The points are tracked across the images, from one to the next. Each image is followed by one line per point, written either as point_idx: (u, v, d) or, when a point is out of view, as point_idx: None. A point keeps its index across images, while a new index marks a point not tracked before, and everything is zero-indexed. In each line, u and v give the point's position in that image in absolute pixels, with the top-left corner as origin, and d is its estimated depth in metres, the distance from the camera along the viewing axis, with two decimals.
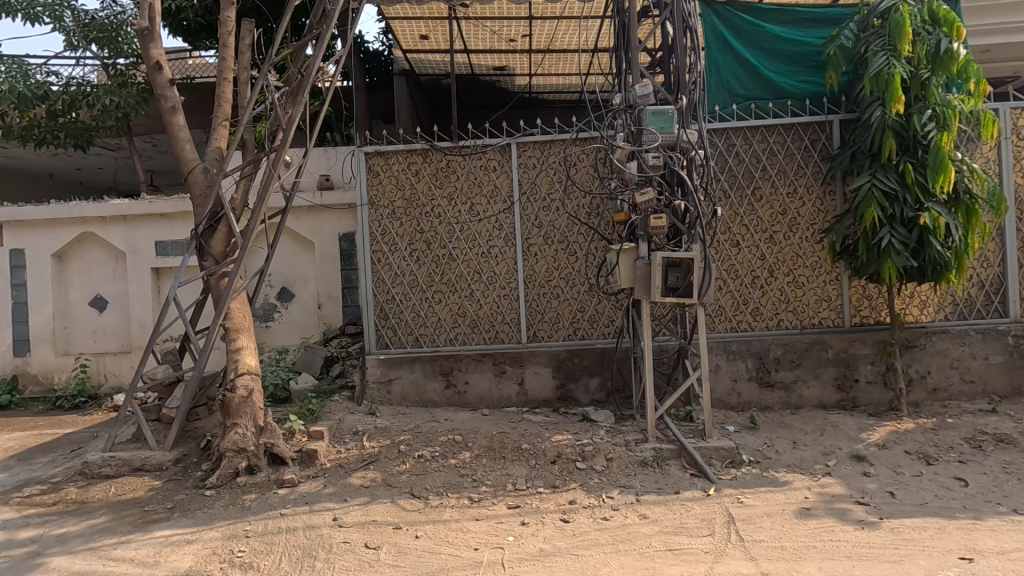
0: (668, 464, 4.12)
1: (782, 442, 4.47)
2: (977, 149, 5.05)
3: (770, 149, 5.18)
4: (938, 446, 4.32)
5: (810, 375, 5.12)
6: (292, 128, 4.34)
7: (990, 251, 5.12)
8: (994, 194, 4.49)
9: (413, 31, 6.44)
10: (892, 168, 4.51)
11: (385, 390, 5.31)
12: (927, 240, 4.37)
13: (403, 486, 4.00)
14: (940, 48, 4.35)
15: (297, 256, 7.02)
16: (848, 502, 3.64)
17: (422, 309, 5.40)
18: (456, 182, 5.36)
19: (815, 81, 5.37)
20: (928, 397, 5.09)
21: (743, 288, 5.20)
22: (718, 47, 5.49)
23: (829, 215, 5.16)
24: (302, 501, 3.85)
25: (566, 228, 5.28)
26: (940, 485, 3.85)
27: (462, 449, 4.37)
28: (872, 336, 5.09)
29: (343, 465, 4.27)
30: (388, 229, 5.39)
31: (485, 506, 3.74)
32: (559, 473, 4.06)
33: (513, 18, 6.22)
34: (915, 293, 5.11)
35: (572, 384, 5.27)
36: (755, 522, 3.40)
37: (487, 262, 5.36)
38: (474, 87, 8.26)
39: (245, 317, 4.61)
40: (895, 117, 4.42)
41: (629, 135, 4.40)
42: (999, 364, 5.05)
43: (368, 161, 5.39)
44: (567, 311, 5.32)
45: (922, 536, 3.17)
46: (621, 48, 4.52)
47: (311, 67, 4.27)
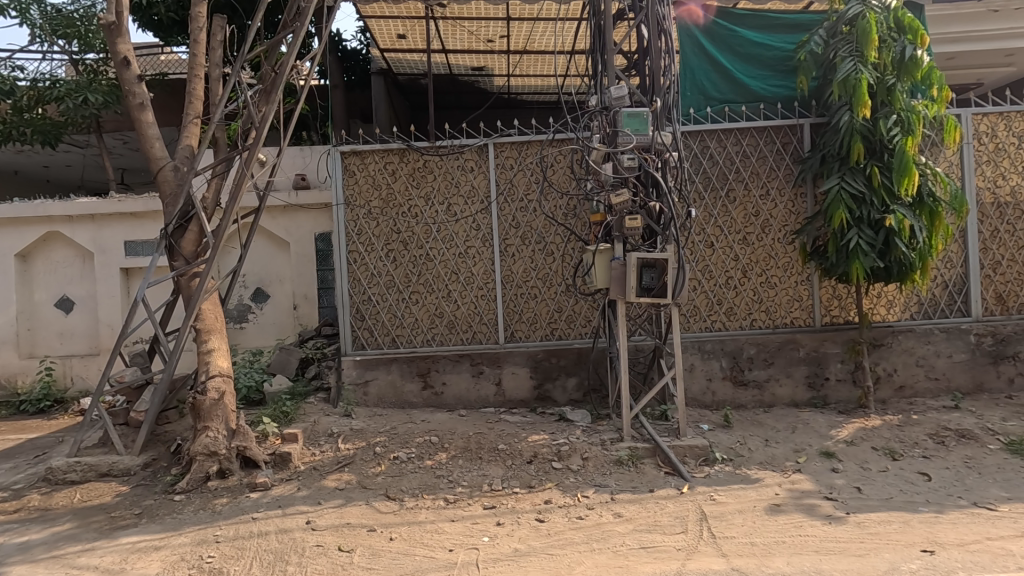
0: (643, 463, 4.17)
1: (755, 439, 4.55)
2: (941, 153, 5.21)
3: (743, 151, 5.26)
4: (904, 442, 4.44)
5: (782, 373, 5.22)
6: (266, 127, 4.28)
7: (953, 252, 5.28)
8: (956, 197, 4.63)
9: (391, 30, 6.41)
10: (859, 171, 4.62)
11: (362, 392, 5.26)
12: (893, 241, 4.49)
13: (378, 488, 3.97)
14: (905, 55, 4.47)
15: (272, 256, 6.92)
16: (817, 497, 3.72)
17: (398, 310, 5.37)
18: (433, 181, 5.34)
19: (787, 85, 5.47)
20: (895, 394, 5.22)
21: (717, 288, 5.28)
22: (692, 50, 5.58)
23: (801, 216, 5.26)
24: (275, 504, 3.79)
25: (543, 229, 5.30)
26: (905, 480, 3.95)
27: (438, 450, 4.35)
28: (841, 336, 5.21)
29: (317, 467, 4.22)
30: (364, 229, 5.35)
31: (460, 507, 3.73)
32: (535, 473, 4.08)
33: (491, 19, 6.22)
34: (883, 293, 5.25)
35: (549, 384, 5.29)
36: (727, 519, 3.45)
37: (464, 262, 5.35)
38: (453, 87, 8.25)
39: (217, 319, 4.51)
40: (862, 121, 4.54)
41: (605, 136, 4.43)
42: (961, 362, 5.21)
43: (344, 160, 5.34)
44: (545, 312, 5.34)
45: (886, 530, 3.26)
46: (596, 51, 4.56)
47: (285, 65, 4.21)
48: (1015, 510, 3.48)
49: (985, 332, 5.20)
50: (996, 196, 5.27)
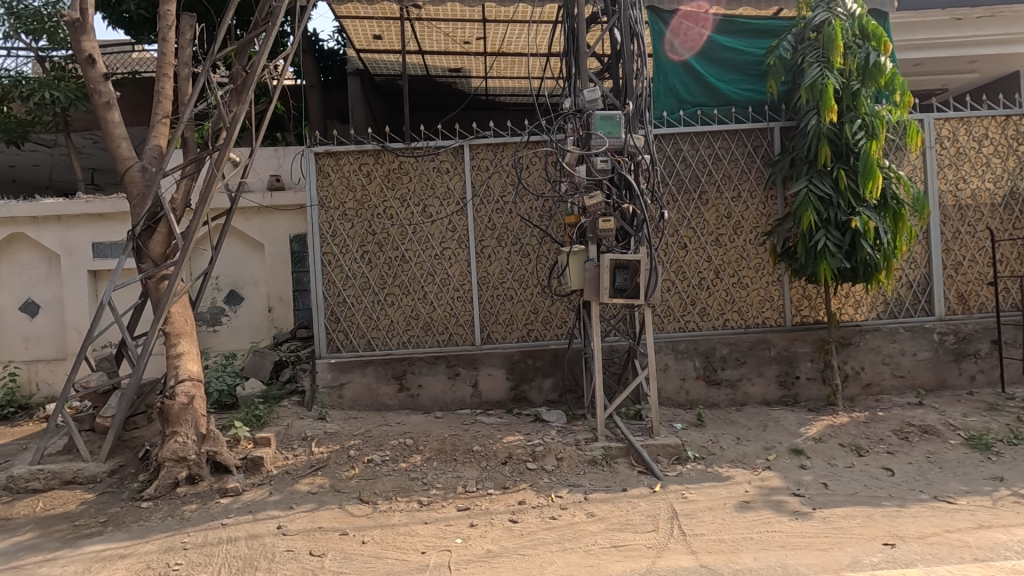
0: (617, 462, 4.21)
1: (727, 438, 4.61)
2: (904, 157, 5.36)
3: (715, 154, 5.35)
4: (869, 438, 4.56)
5: (753, 373, 5.31)
6: (237, 128, 4.21)
7: (917, 254, 5.43)
8: (918, 200, 4.77)
9: (366, 31, 6.37)
10: (827, 174, 4.73)
11: (337, 394, 5.22)
12: (859, 242, 4.61)
13: (351, 491, 3.94)
14: (869, 61, 4.60)
15: (245, 258, 6.83)
16: (785, 494, 3.80)
17: (374, 312, 5.34)
18: (408, 183, 5.32)
19: (758, 89, 5.58)
20: (862, 392, 5.36)
21: (691, 289, 5.36)
22: (665, 53, 5.67)
23: (771, 218, 5.36)
24: (245, 509, 3.74)
25: (518, 230, 5.31)
26: (870, 475, 4.06)
27: (413, 452, 4.34)
28: (811, 335, 5.32)
29: (290, 471, 4.18)
30: (339, 230, 5.31)
31: (434, 509, 3.73)
32: (510, 474, 4.09)
33: (466, 21, 6.24)
34: (851, 293, 5.37)
35: (525, 385, 5.30)
36: (697, 517, 3.50)
37: (440, 264, 5.34)
38: (430, 88, 8.25)
39: (187, 322, 4.44)
40: (829, 125, 4.64)
41: (578, 139, 4.47)
42: (926, 359, 5.36)
43: (318, 161, 5.29)
44: (521, 313, 5.35)
45: (850, 524, 3.34)
46: (570, 53, 4.59)
47: (257, 66, 4.16)
48: (973, 503, 3.59)
49: (948, 330, 5.36)
50: (957, 198, 5.43)
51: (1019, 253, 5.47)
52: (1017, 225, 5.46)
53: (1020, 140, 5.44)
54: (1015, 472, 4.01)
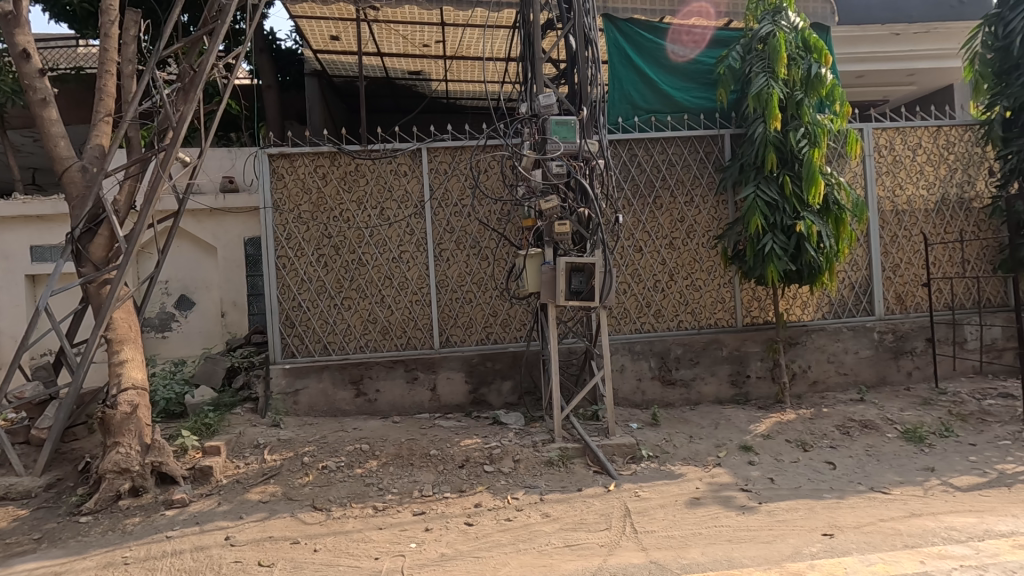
0: (573, 462, 4.27)
1: (681, 436, 4.73)
2: (846, 165, 5.62)
3: (669, 160, 5.49)
4: (814, 434, 4.74)
5: (707, 373, 5.46)
6: (184, 128, 4.06)
7: (859, 256, 5.69)
8: (858, 205, 5.00)
9: (323, 31, 6.29)
10: (773, 180, 4.92)
11: (291, 401, 5.12)
12: (803, 246, 4.80)
13: (304, 499, 3.87)
14: (811, 73, 4.79)
15: (197, 262, 6.68)
16: (733, 489, 3.92)
17: (331, 316, 5.27)
18: (365, 186, 5.27)
19: (709, 97, 5.75)
20: (809, 389, 5.57)
21: (646, 292, 5.47)
22: (620, 61, 5.81)
23: (723, 222, 5.52)
24: (192, 521, 3.63)
25: (477, 234, 5.32)
26: (813, 469, 4.23)
27: (369, 458, 4.30)
28: (760, 335, 5.50)
29: (240, 481, 4.07)
30: (294, 234, 5.21)
31: (389, 514, 3.70)
32: (466, 477, 4.09)
33: (425, 24, 6.24)
34: (797, 294, 5.59)
35: (484, 389, 5.31)
36: (649, 514, 3.58)
37: (398, 267, 5.30)
38: (389, 90, 8.21)
39: (131, 328, 4.24)
40: (774, 133, 4.83)
41: (535, 143, 4.51)
42: (867, 357, 5.61)
43: (272, 163, 5.18)
44: (480, 316, 5.36)
45: (793, 517, 3.47)
46: (526, 58, 4.62)
47: (206, 64, 4.02)
48: (906, 493, 3.79)
49: (887, 330, 5.63)
50: (894, 204, 5.72)
51: (951, 256, 5.78)
52: (948, 229, 5.78)
53: (950, 150, 5.77)
54: (945, 463, 4.25)
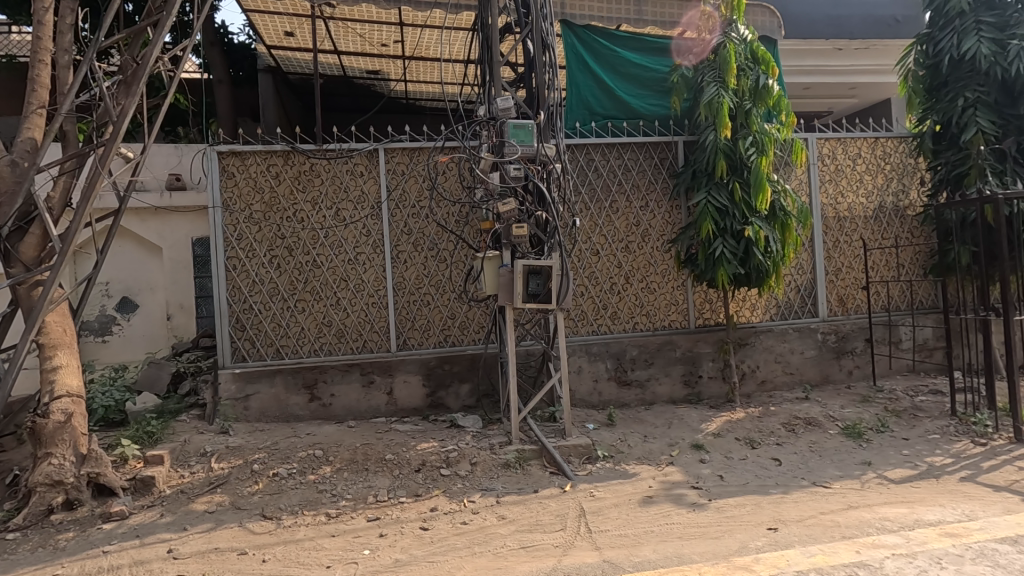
0: (530, 464, 4.29)
1: (635, 436, 4.82)
2: (792, 173, 5.86)
3: (624, 165, 5.59)
4: (762, 432, 4.92)
5: (661, 373, 5.58)
6: (125, 122, 3.84)
7: (804, 260, 5.93)
8: (803, 212, 5.22)
9: (277, 27, 6.13)
10: (724, 187, 5.08)
11: (242, 406, 4.96)
12: (751, 250, 4.97)
13: (253, 508, 3.75)
14: (759, 84, 4.97)
15: (141, 262, 6.55)
16: (685, 487, 4.03)
17: (284, 319, 5.13)
18: (320, 186, 5.16)
19: (663, 104, 5.90)
20: (757, 388, 5.78)
21: (603, 294, 5.56)
22: (578, 67, 5.91)
23: (677, 226, 5.67)
24: (131, 534, 3.46)
25: (435, 236, 5.29)
26: (760, 466, 4.39)
27: (322, 463, 4.21)
28: (712, 336, 5.67)
29: (185, 491, 3.91)
30: (245, 234, 5.06)
31: (343, 521, 3.62)
32: (423, 481, 4.05)
33: (383, 23, 6.17)
34: (746, 297, 5.79)
35: (442, 392, 5.28)
36: (603, 513, 3.64)
37: (354, 269, 5.21)
38: (347, 89, 8.09)
39: (65, 332, 3.99)
40: (725, 140, 4.99)
41: (493, 146, 4.52)
42: (812, 357, 5.87)
43: (222, 161, 5.01)
44: (438, 318, 5.33)
45: (740, 512, 3.59)
46: (484, 61, 4.61)
47: (149, 57, 3.83)
48: (845, 486, 3.98)
49: (830, 330, 5.90)
50: (836, 211, 6.00)
51: (887, 261, 6.11)
52: (885, 235, 6.11)
53: (887, 160, 6.12)
54: (881, 457, 4.48)
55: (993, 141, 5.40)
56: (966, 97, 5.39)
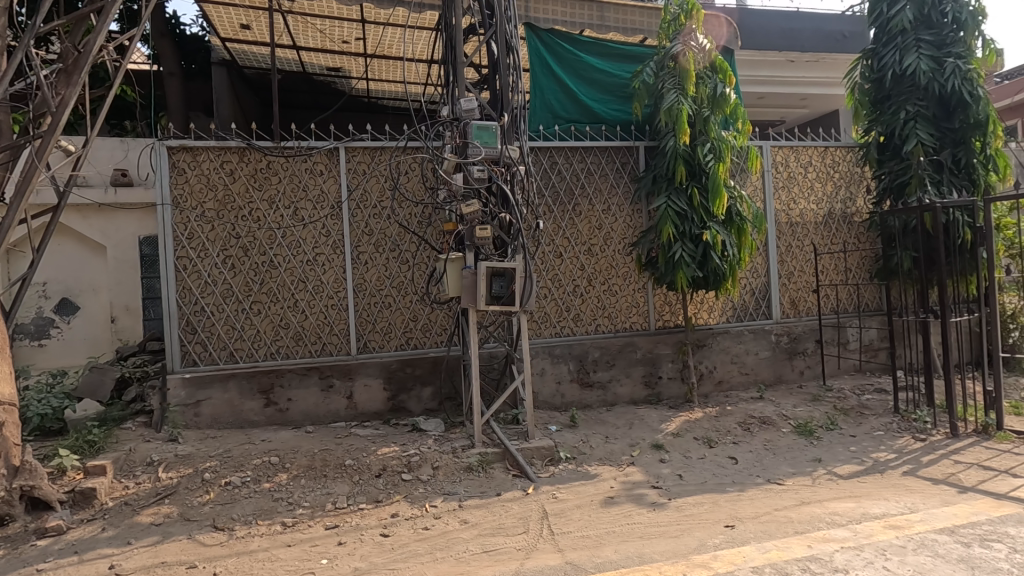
0: (493, 467, 4.27)
1: (597, 437, 4.87)
2: (747, 179, 6.05)
3: (587, 169, 5.65)
4: (719, 431, 5.04)
5: (622, 374, 5.66)
6: (65, 113, 3.63)
7: (758, 264, 6.13)
8: (757, 217, 5.38)
9: (232, 19, 5.93)
10: (683, 192, 5.20)
11: (192, 413, 4.76)
12: (709, 254, 5.10)
13: (203, 519, 3.59)
14: (717, 92, 5.11)
15: (83, 263, 6.36)
16: (645, 487, 4.08)
17: (237, 321, 4.95)
18: (277, 184, 5.01)
19: (625, 110, 5.98)
20: (714, 389, 5.92)
21: (566, 296, 5.59)
22: (541, 71, 5.93)
23: (637, 230, 5.76)
24: (69, 550, 3.26)
25: (397, 237, 5.21)
26: (717, 464, 4.50)
27: (278, 471, 4.07)
28: (671, 338, 5.79)
29: (129, 502, 3.72)
30: (196, 233, 4.86)
31: (299, 530, 3.51)
32: (383, 487, 3.98)
33: (344, 20, 6.05)
34: (704, 299, 5.93)
35: (404, 395, 5.19)
36: (566, 515, 3.65)
37: (313, 270, 5.07)
38: (306, 85, 7.89)
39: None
40: (684, 147, 5.11)
41: (456, 147, 4.49)
42: (766, 358, 6.06)
43: (171, 156, 4.80)
44: (399, 321, 5.25)
45: (699, 511, 3.66)
46: (447, 61, 4.56)
47: (92, 45, 3.65)
48: (797, 483, 4.12)
49: (783, 332, 6.11)
50: (789, 217, 6.23)
51: (836, 265, 6.37)
52: (834, 241, 6.37)
53: (836, 169, 6.39)
54: (830, 454, 4.66)
55: (931, 153, 5.71)
56: (908, 110, 5.68)
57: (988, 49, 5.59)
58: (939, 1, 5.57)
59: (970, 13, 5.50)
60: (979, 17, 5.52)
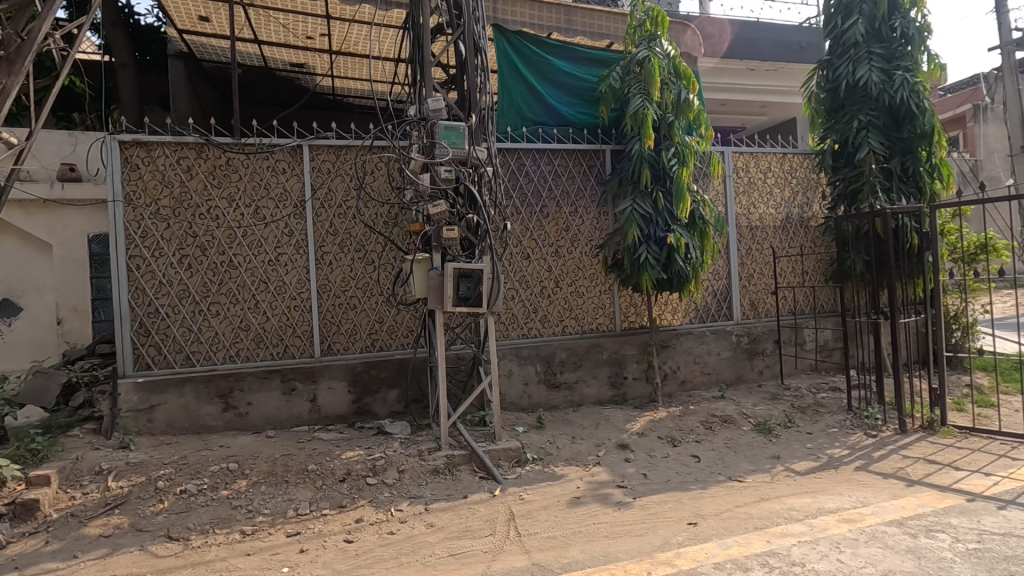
0: (460, 469, 4.24)
1: (563, 437, 4.90)
2: (710, 184, 6.20)
3: (555, 171, 5.69)
4: (682, 430, 5.14)
5: (589, 375, 5.71)
6: (5, 103, 3.43)
7: (720, 266, 6.28)
8: (719, 221, 5.52)
9: (190, 10, 5.74)
10: (648, 195, 5.29)
11: (145, 419, 4.57)
12: (674, 256, 5.20)
13: (156, 529, 3.45)
14: (681, 98, 5.21)
15: (27, 261, 6.08)
16: (611, 487, 4.13)
17: (194, 323, 4.78)
18: (237, 182, 4.86)
19: (592, 114, 6.03)
20: (678, 388, 6.03)
21: (533, 298, 5.60)
22: (509, 72, 5.93)
23: (604, 232, 5.82)
24: (9, 566, 3.08)
25: (362, 237, 5.12)
26: (681, 463, 4.58)
27: (237, 478, 3.95)
28: (637, 339, 5.87)
29: (76, 514, 3.54)
30: (150, 231, 4.67)
31: (259, 538, 3.41)
32: (348, 492, 3.90)
33: (309, 15, 5.93)
34: (668, 301, 6.04)
35: (369, 398, 5.11)
36: (532, 516, 3.65)
37: (274, 270, 4.94)
38: (268, 81, 7.70)
39: None
40: (649, 151, 5.20)
41: (423, 147, 4.44)
42: (727, 358, 6.21)
43: (124, 152, 4.61)
44: (365, 322, 5.16)
45: (662, 509, 3.72)
46: (414, 60, 4.52)
47: (37, 32, 3.46)
48: (757, 480, 4.23)
49: (743, 332, 6.28)
50: (749, 221, 6.40)
51: (794, 268, 6.59)
52: (792, 244, 6.60)
53: (793, 174, 6.61)
54: (787, 451, 4.81)
55: (882, 161, 5.97)
56: (860, 120, 5.92)
57: (933, 63, 5.87)
58: (889, 17, 5.82)
59: (917, 28, 5.77)
60: (925, 33, 5.79)
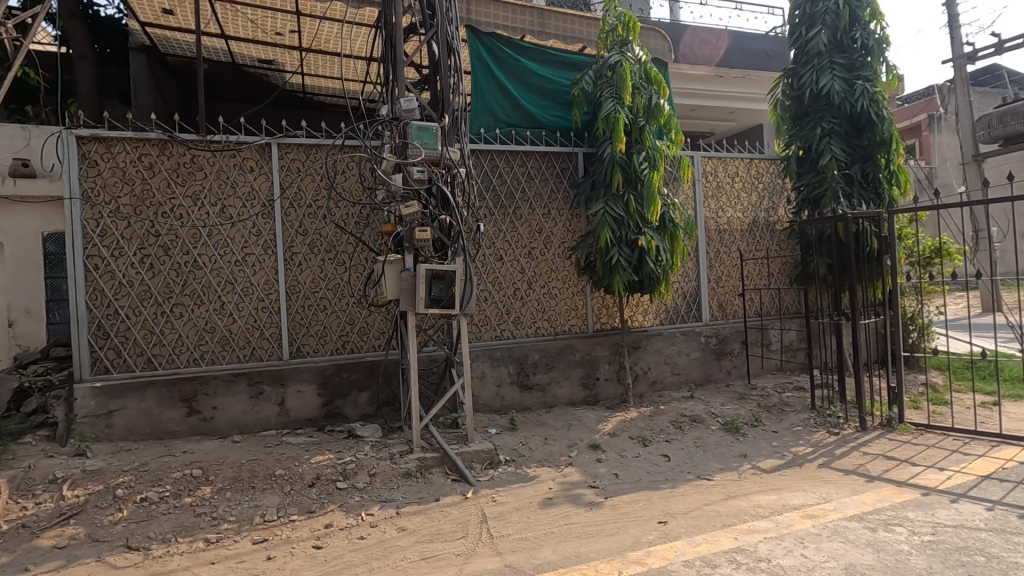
0: (432, 472, 4.21)
1: (536, 439, 4.91)
2: (680, 188, 6.31)
3: (528, 173, 5.71)
4: (653, 429, 5.21)
5: (561, 376, 5.74)
6: None
7: (690, 269, 6.39)
8: (688, 224, 5.62)
9: (153, 3, 5.57)
10: (619, 198, 5.35)
11: (103, 424, 4.40)
12: (645, 259, 5.28)
13: (115, 539, 3.33)
14: (651, 103, 5.29)
15: None
16: (583, 487, 4.15)
17: (156, 325, 4.63)
18: (202, 180, 4.73)
19: (564, 116, 6.05)
20: (649, 388, 6.11)
21: (506, 299, 5.61)
22: (483, 73, 5.89)
23: (576, 234, 5.87)
24: None
25: (333, 237, 5.04)
26: (651, 462, 4.65)
27: (201, 484, 3.83)
28: (608, 340, 5.93)
29: (29, 525, 3.39)
30: (110, 230, 4.51)
31: (224, 546, 3.32)
32: (317, 496, 3.82)
33: (278, 10, 5.81)
34: (640, 302, 6.12)
35: (339, 401, 5.02)
36: (505, 518, 3.64)
37: (241, 271, 4.82)
38: (236, 77, 7.53)
39: None
40: (621, 155, 5.25)
41: (395, 147, 4.40)
42: (696, 358, 6.33)
43: (82, 147, 4.44)
44: (335, 324, 5.08)
45: (633, 508, 3.76)
46: (386, 60, 4.48)
47: None
48: (724, 478, 4.32)
49: (711, 334, 6.41)
50: (717, 224, 6.54)
51: (760, 270, 6.76)
52: (758, 247, 6.76)
53: (760, 179, 6.78)
54: (754, 449, 4.92)
55: (844, 167, 6.17)
56: (823, 127, 6.11)
57: (891, 73, 6.10)
58: (850, 28, 6.02)
59: (876, 40, 5.98)
60: (884, 45, 6.01)
